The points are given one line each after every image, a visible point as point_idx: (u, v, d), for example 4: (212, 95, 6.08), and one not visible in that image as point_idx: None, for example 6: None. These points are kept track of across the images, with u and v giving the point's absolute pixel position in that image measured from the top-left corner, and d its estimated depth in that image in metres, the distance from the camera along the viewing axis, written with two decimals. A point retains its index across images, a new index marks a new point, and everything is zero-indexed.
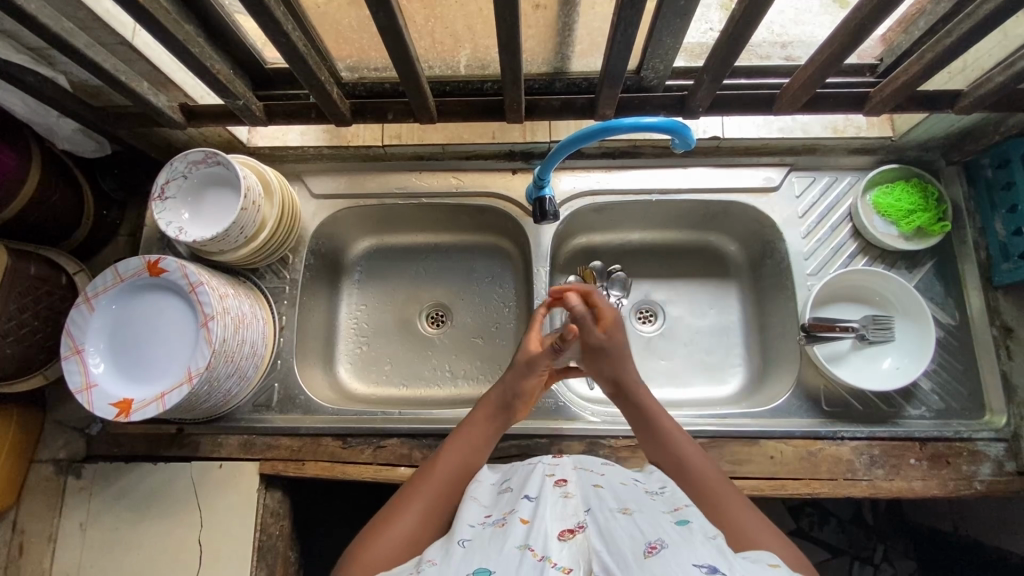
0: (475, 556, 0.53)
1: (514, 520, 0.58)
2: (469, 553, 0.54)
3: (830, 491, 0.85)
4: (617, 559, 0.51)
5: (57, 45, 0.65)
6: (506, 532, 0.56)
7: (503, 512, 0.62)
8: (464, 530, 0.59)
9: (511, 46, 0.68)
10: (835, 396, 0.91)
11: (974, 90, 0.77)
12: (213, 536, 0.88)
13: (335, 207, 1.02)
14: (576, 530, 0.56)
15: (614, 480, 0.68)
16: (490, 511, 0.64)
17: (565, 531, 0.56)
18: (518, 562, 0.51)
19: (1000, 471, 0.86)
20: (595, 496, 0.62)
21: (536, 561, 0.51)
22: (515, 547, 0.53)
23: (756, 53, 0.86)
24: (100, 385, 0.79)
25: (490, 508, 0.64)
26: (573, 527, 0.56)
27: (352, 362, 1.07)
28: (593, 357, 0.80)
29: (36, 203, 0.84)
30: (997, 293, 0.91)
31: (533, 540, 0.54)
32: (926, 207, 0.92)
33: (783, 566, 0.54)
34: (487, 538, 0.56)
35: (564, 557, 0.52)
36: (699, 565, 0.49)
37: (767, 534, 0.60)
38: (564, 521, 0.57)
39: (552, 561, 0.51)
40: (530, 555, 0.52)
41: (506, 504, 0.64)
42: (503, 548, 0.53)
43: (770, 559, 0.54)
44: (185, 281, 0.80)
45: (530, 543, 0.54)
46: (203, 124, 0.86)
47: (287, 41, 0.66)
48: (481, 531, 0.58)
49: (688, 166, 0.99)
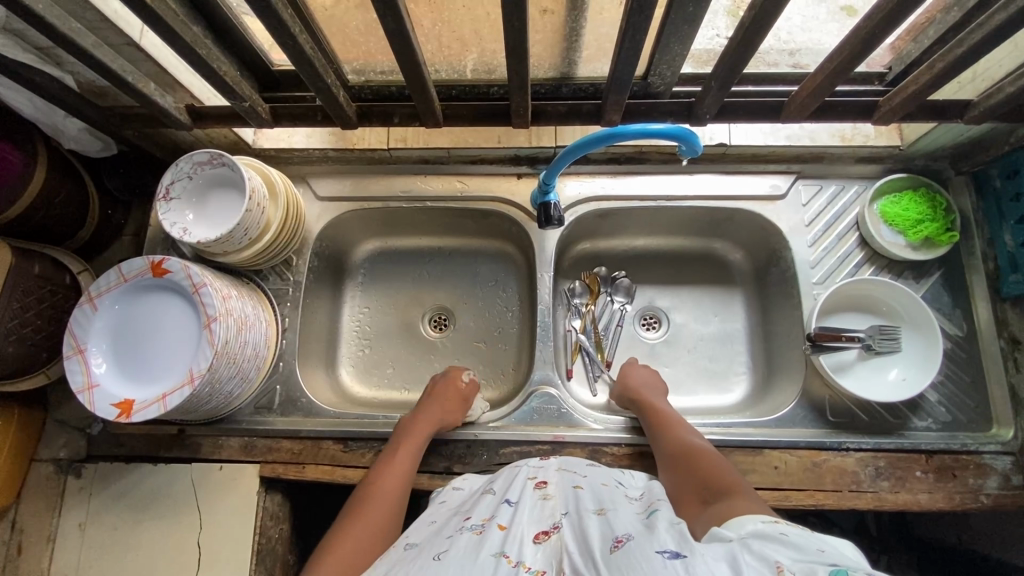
0: (450, 562, 0.54)
1: (492, 527, 0.59)
2: (445, 559, 0.55)
3: (834, 503, 0.85)
4: (587, 557, 0.52)
5: (66, 46, 0.65)
6: (483, 539, 0.57)
7: (483, 517, 0.63)
8: (445, 538, 0.60)
9: (519, 51, 0.67)
10: (841, 406, 0.90)
11: (984, 100, 0.76)
12: (211, 539, 0.87)
13: (339, 209, 1.02)
14: (551, 532, 0.58)
15: (595, 481, 0.68)
16: (471, 515, 0.65)
17: (540, 533, 0.57)
18: (493, 568, 0.52)
19: (1007, 485, 0.85)
20: (573, 497, 0.64)
21: (511, 567, 0.52)
22: (491, 554, 0.54)
23: (765, 61, 0.86)
24: (102, 386, 0.79)
25: (472, 512, 0.66)
26: (548, 530, 0.58)
27: (354, 364, 1.06)
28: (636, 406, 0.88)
29: (41, 202, 0.84)
30: (1005, 305, 0.90)
31: (508, 547, 0.55)
32: (934, 218, 0.91)
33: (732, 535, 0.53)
34: (463, 545, 0.57)
35: (537, 562, 0.54)
36: (662, 552, 0.49)
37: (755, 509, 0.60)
38: (540, 524, 0.59)
39: (526, 565, 0.53)
40: (505, 561, 0.53)
41: (488, 509, 0.65)
42: (479, 556, 0.54)
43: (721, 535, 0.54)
44: (188, 282, 0.80)
45: (506, 550, 0.55)
46: (209, 126, 0.86)
47: (294, 44, 0.66)
48: (460, 537, 0.59)
49: (694, 173, 0.99)
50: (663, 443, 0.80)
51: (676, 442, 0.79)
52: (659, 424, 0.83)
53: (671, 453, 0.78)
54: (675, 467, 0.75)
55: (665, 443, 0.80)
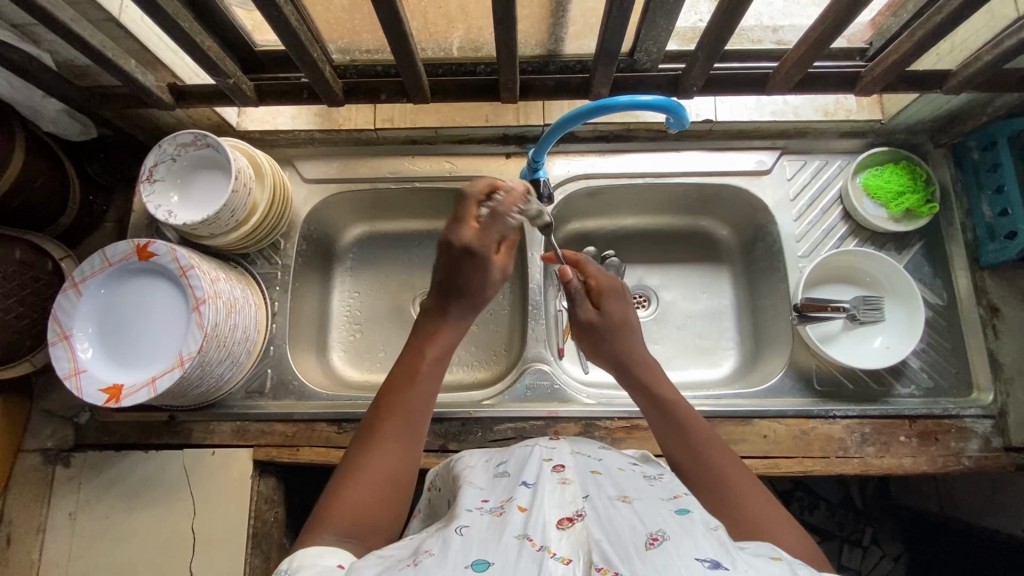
0: (470, 544, 0.49)
1: (513, 510, 0.54)
2: (467, 540, 0.50)
3: (822, 469, 0.87)
4: (617, 547, 0.47)
5: (45, 20, 0.64)
6: (503, 521, 0.52)
7: (501, 499, 0.57)
8: (460, 516, 0.55)
9: (507, 23, 0.67)
10: (827, 375, 0.92)
11: (963, 70, 0.78)
12: (205, 522, 0.87)
13: (327, 191, 1.01)
14: (576, 518, 0.51)
15: (612, 466, 0.63)
16: (487, 495, 0.59)
17: (564, 519, 0.51)
18: (516, 552, 0.47)
19: (988, 447, 0.87)
20: (593, 483, 0.58)
21: (535, 552, 0.47)
22: (514, 537, 0.49)
23: (749, 37, 0.87)
24: (89, 371, 0.78)
25: (488, 493, 0.59)
26: (572, 515, 0.52)
27: (345, 349, 1.06)
28: (590, 336, 0.77)
29: (21, 186, 0.82)
30: (984, 273, 0.93)
31: (531, 531, 0.50)
32: (915, 190, 0.93)
33: (786, 557, 0.49)
34: (483, 527, 0.52)
35: (563, 547, 0.48)
36: (701, 560, 0.45)
37: (775, 512, 0.59)
38: (563, 509, 0.52)
39: (551, 551, 0.47)
40: (529, 545, 0.48)
41: (503, 491, 0.59)
42: (500, 539, 0.49)
43: (772, 551, 0.50)
44: (176, 265, 0.79)
45: (529, 533, 0.49)
46: (192, 105, 0.84)
47: (280, 15, 0.64)
48: (479, 516, 0.54)
49: (681, 150, 1.00)
50: (654, 406, 0.71)
51: (669, 415, 0.69)
52: (644, 386, 0.72)
53: (666, 424, 0.69)
54: (676, 442, 0.68)
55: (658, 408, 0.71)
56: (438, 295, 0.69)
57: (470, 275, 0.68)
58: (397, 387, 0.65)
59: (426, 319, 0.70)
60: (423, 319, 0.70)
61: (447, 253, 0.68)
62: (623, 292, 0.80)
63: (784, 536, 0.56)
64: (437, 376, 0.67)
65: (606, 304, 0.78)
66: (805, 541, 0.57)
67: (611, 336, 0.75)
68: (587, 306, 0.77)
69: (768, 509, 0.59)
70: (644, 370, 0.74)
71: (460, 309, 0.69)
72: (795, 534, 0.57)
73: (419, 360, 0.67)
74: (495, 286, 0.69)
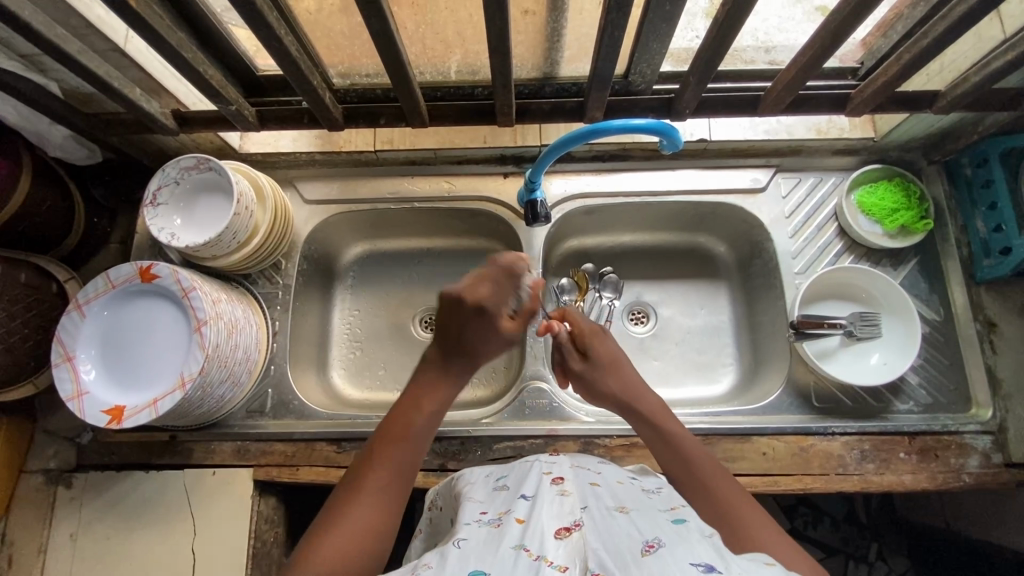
0: (468, 556, 0.49)
1: (510, 521, 0.54)
2: (466, 552, 0.50)
3: (821, 487, 0.86)
4: (614, 556, 0.47)
5: (52, 52, 0.65)
6: (501, 533, 0.52)
7: (499, 512, 0.57)
8: (459, 530, 0.55)
9: (501, 51, 0.69)
10: (825, 392, 0.92)
11: (951, 91, 0.79)
12: (205, 543, 0.87)
13: (327, 212, 1.02)
14: (573, 528, 0.51)
15: (610, 479, 0.64)
16: (486, 509, 0.59)
17: (562, 529, 0.51)
18: (513, 562, 0.47)
19: (988, 464, 0.87)
20: (592, 494, 0.58)
21: (532, 561, 0.47)
22: (511, 547, 0.49)
23: (742, 58, 0.88)
24: (91, 393, 0.79)
25: (487, 506, 0.60)
26: (570, 525, 0.52)
27: (346, 367, 1.07)
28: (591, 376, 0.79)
29: (27, 211, 0.84)
30: (980, 289, 0.93)
31: (528, 540, 0.50)
32: (908, 206, 0.94)
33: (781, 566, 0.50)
34: (482, 538, 0.52)
35: (560, 557, 0.48)
36: (696, 564, 0.45)
37: (767, 526, 0.59)
38: (560, 519, 0.53)
39: (548, 560, 0.47)
40: (525, 555, 0.48)
41: (502, 504, 0.59)
42: (497, 549, 0.49)
43: (767, 558, 0.50)
44: (177, 287, 0.80)
45: (526, 543, 0.50)
46: (194, 130, 0.86)
47: (279, 45, 0.66)
48: (477, 529, 0.54)
49: (677, 168, 1.01)
50: (656, 436, 0.72)
51: (668, 443, 0.71)
52: (644, 417, 0.74)
53: (665, 452, 0.70)
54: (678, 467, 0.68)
55: (658, 440, 0.71)
56: (442, 350, 0.71)
57: (473, 333, 0.69)
58: (391, 435, 0.66)
59: (427, 370, 0.71)
60: (426, 369, 0.71)
61: (457, 310, 0.69)
62: (603, 333, 0.83)
63: (784, 554, 0.56)
64: (428, 428, 0.69)
65: (596, 342, 0.81)
66: (805, 559, 0.57)
67: (603, 373, 0.78)
68: (575, 355, 0.82)
69: (764, 524, 0.60)
70: (645, 401, 0.75)
71: (459, 366, 0.71)
72: (800, 554, 0.57)
73: (415, 412, 0.68)
74: (496, 350, 0.71)
